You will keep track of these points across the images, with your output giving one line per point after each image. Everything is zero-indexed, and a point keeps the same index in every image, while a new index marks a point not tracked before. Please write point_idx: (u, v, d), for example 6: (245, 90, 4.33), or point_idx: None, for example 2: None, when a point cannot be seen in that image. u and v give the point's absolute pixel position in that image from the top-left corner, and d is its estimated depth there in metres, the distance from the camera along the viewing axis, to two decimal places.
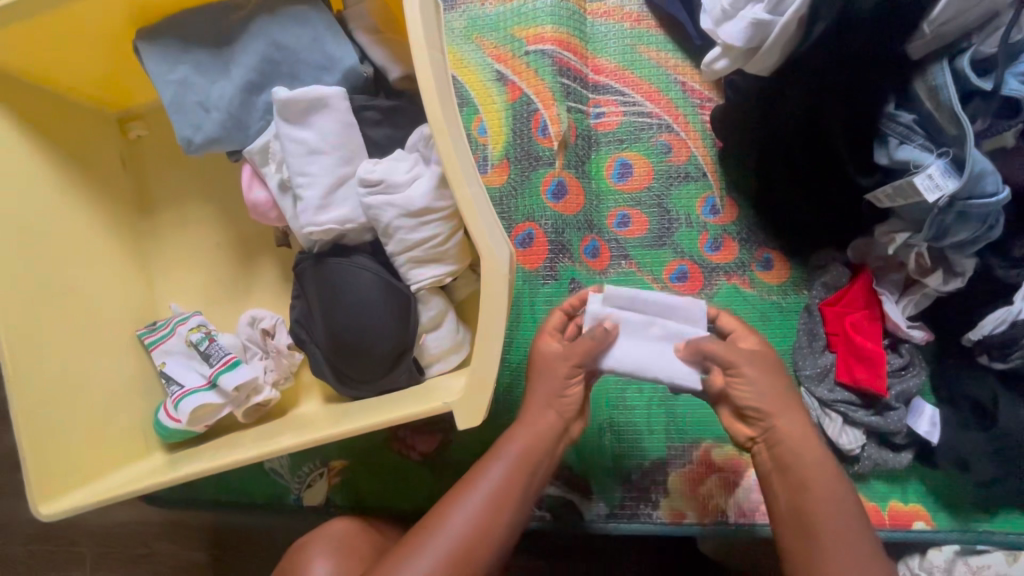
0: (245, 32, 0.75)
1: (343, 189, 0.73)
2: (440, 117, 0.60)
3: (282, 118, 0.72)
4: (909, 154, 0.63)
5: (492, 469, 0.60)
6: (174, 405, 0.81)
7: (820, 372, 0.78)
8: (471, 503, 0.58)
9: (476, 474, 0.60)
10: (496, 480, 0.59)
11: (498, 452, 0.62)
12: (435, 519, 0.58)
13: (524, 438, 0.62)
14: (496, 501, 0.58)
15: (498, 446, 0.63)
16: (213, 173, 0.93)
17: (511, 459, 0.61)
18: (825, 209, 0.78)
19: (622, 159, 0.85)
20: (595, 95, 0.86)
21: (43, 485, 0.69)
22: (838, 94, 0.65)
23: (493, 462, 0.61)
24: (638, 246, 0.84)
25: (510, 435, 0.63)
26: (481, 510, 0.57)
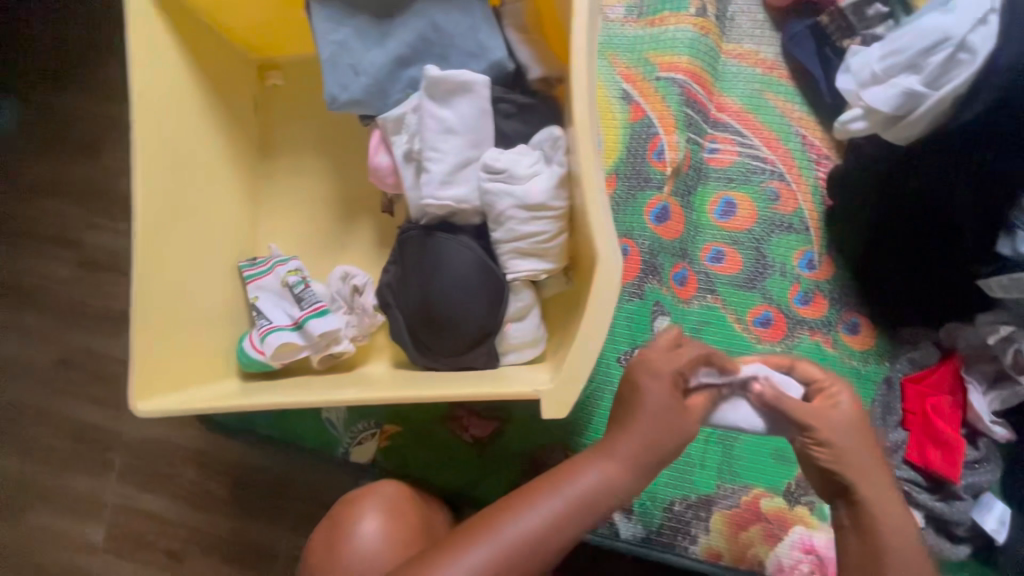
0: (404, 6, 0.78)
1: (467, 170, 0.77)
2: (582, 122, 0.64)
3: (427, 94, 0.75)
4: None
5: (567, 485, 0.58)
6: (260, 337, 0.86)
7: (889, 447, 0.77)
8: (530, 525, 0.57)
9: (543, 494, 0.58)
10: (560, 507, 0.57)
11: (578, 469, 0.60)
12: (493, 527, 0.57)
13: (604, 477, 0.58)
14: (554, 527, 0.57)
15: (574, 472, 0.59)
16: (333, 133, 0.99)
17: (576, 491, 0.58)
18: (935, 282, 0.77)
19: (728, 198, 0.87)
20: (713, 130, 0.88)
21: (142, 392, 0.73)
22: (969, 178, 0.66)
23: (567, 481, 0.59)
24: (729, 285, 0.85)
25: (589, 464, 0.59)
26: (539, 533, 0.56)
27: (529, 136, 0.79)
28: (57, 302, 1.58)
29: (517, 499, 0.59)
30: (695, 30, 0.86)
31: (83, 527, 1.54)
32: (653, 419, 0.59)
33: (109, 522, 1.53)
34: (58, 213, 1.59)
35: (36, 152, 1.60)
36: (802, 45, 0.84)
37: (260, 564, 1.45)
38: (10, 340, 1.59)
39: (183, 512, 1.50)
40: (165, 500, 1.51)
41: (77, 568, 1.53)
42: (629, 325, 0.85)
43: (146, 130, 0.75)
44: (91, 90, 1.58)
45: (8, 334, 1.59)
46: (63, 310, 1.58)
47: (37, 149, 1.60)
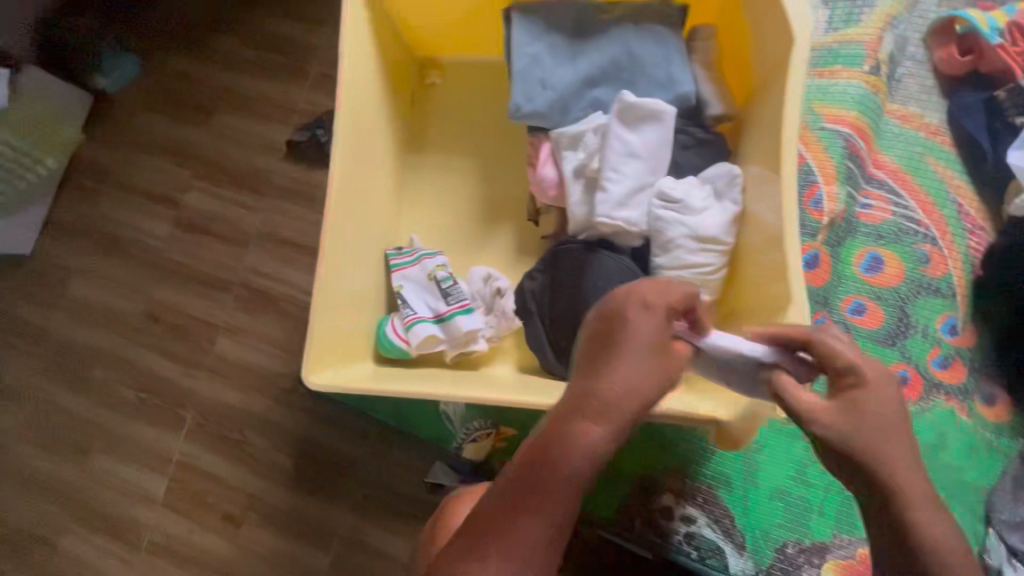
0: (602, 30, 0.81)
1: (642, 195, 0.79)
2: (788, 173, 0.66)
3: (618, 118, 0.78)
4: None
5: (562, 458, 0.45)
6: (404, 326, 0.89)
7: (1018, 521, 0.79)
8: (534, 531, 0.43)
9: (539, 487, 0.44)
10: (558, 490, 0.44)
11: (564, 433, 0.46)
12: (489, 553, 0.42)
13: (606, 442, 0.46)
14: (563, 522, 0.44)
15: (568, 446, 0.45)
16: (484, 136, 1.02)
17: (577, 471, 0.45)
18: None
19: (875, 254, 0.88)
20: (867, 186, 0.89)
21: (316, 370, 0.75)
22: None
23: (559, 454, 0.45)
24: (868, 339, 0.87)
25: (579, 431, 0.46)
26: (543, 536, 0.43)
27: (700, 170, 0.81)
28: (151, 256, 1.61)
29: (507, 503, 0.44)
30: (867, 87, 0.88)
31: (142, 478, 1.54)
32: (644, 349, 0.48)
33: (172, 477, 1.53)
34: (164, 171, 1.63)
35: (152, 109, 1.64)
36: (972, 116, 0.86)
37: (313, 538, 1.44)
38: (101, 288, 1.61)
39: (243, 476, 1.51)
40: (232, 464, 1.51)
41: (135, 518, 1.52)
42: None
43: (348, 118, 0.78)
44: (215, 57, 1.62)
45: (100, 282, 1.61)
46: (156, 266, 1.61)
47: (153, 107, 1.64)
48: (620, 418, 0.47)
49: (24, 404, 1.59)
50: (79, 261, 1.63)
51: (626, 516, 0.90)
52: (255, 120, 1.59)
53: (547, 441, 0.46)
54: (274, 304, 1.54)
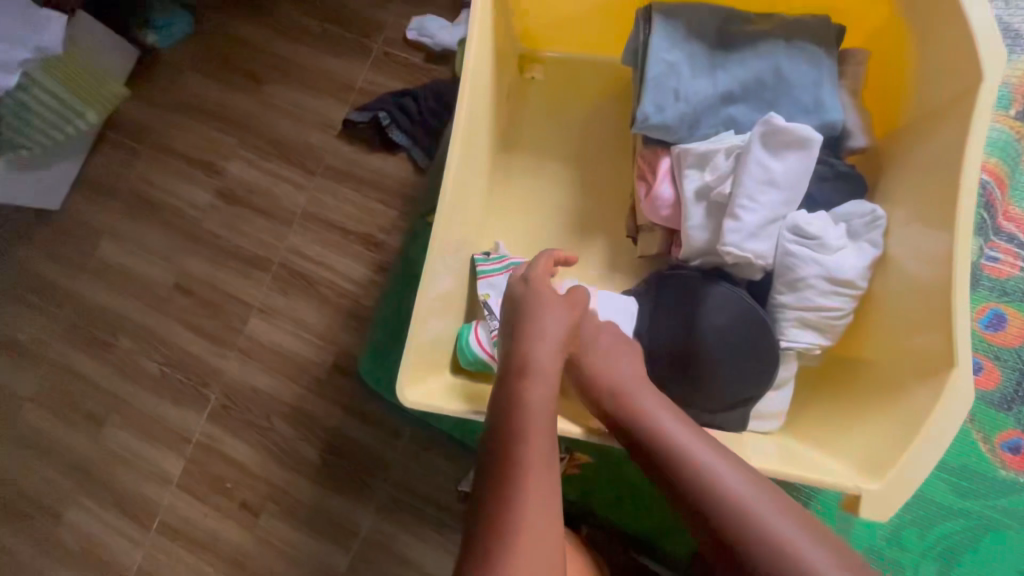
0: (746, 45, 0.76)
1: (773, 227, 0.73)
2: (961, 228, 0.61)
3: (759, 141, 0.71)
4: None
5: (530, 412, 0.59)
6: (491, 341, 0.81)
7: None
8: (523, 484, 0.54)
9: (516, 443, 0.57)
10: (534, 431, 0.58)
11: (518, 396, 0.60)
12: (500, 511, 0.53)
13: (544, 392, 0.61)
14: (545, 462, 0.56)
15: (520, 401, 0.60)
16: (582, 140, 0.96)
17: (540, 418, 0.59)
18: None
19: (998, 310, 0.83)
20: (995, 237, 0.84)
21: (412, 385, 0.71)
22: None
23: (521, 410, 0.59)
24: (984, 401, 0.82)
25: (522, 390, 0.61)
26: (532, 487, 0.54)
27: (835, 206, 0.76)
28: (183, 223, 1.48)
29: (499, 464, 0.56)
30: (1009, 132, 0.84)
31: (158, 456, 1.38)
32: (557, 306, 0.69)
33: (188, 458, 1.38)
34: (207, 137, 1.51)
35: (200, 71, 1.54)
36: None
37: (335, 536, 1.29)
38: (125, 251, 1.48)
39: (267, 466, 1.34)
40: (255, 453, 1.35)
41: (145, 498, 1.37)
42: None
43: (467, 109, 0.72)
44: (271, 22, 1.53)
45: (125, 244, 1.49)
46: (189, 235, 1.47)
47: (201, 68, 1.54)
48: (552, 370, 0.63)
49: (36, 365, 1.46)
50: (107, 221, 1.50)
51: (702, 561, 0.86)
52: (310, 94, 1.49)
53: (503, 401, 0.61)
54: (311, 287, 1.41)
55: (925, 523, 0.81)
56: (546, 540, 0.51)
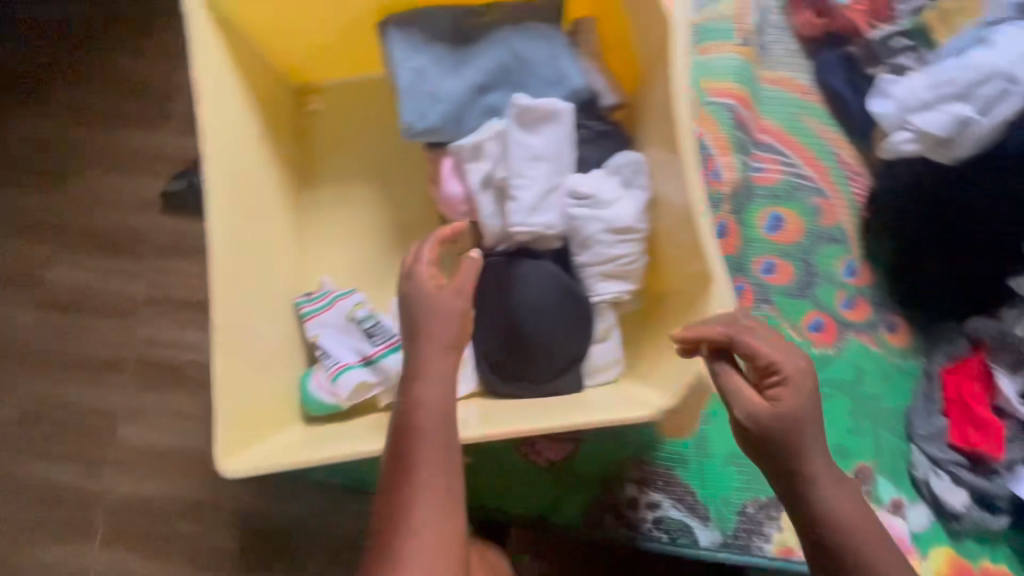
0: (484, 35, 0.79)
1: (551, 196, 0.77)
2: (690, 162, 0.68)
3: (515, 122, 0.76)
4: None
5: (425, 413, 0.61)
6: (330, 378, 0.81)
7: (933, 433, 0.87)
8: (414, 486, 0.58)
9: (414, 445, 0.60)
10: (433, 433, 0.60)
11: (416, 398, 0.62)
12: (395, 510, 0.58)
13: (440, 390, 0.62)
14: (443, 457, 0.60)
15: (416, 403, 0.62)
16: (381, 158, 0.95)
17: (433, 420, 0.61)
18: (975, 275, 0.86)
19: (776, 213, 0.93)
20: (756, 151, 0.94)
21: (231, 454, 0.67)
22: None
23: (418, 413, 0.61)
24: (783, 295, 0.92)
25: (418, 391, 0.62)
26: (424, 485, 0.58)
27: (605, 160, 0.81)
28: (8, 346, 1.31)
29: (396, 466, 0.60)
30: (742, 58, 0.93)
31: None
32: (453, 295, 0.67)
33: None
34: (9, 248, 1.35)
35: None
36: (834, 72, 0.93)
37: None
38: None
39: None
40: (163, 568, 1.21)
41: None
42: None
43: (218, 161, 0.71)
44: (48, 109, 1.39)
45: None
46: (19, 359, 1.30)
47: None
48: (442, 370, 0.63)
49: None
50: None
51: (596, 517, 0.89)
52: (115, 174, 1.36)
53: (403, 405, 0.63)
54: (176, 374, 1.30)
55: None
56: (445, 533, 0.57)
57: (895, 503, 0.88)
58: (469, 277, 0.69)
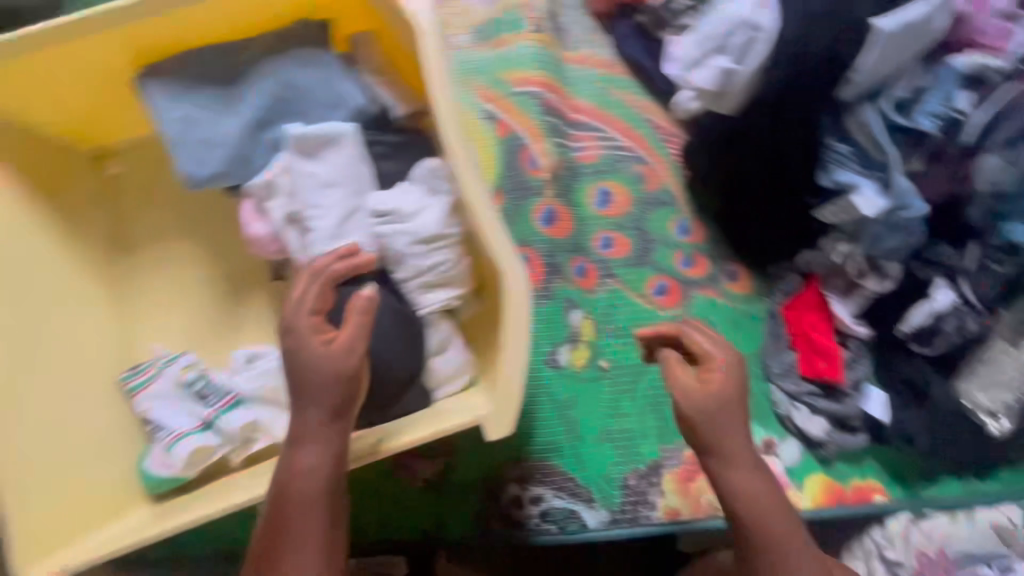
0: (249, 68, 0.76)
1: (353, 220, 0.76)
2: (467, 169, 0.67)
3: (296, 151, 0.75)
4: (908, 186, 0.74)
5: (307, 476, 0.63)
6: (167, 450, 0.78)
7: (786, 369, 0.90)
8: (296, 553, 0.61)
9: (295, 511, 0.62)
10: (317, 495, 0.63)
11: (299, 462, 0.64)
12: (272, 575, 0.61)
13: (326, 449, 0.64)
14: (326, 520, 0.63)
15: (299, 467, 0.63)
16: (198, 209, 0.90)
17: (315, 485, 0.63)
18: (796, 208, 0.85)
19: (603, 188, 0.95)
20: (575, 131, 0.95)
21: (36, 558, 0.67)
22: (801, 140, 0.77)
23: (300, 476, 0.63)
24: (624, 267, 0.93)
25: (302, 455, 0.64)
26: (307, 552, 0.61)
27: (406, 173, 0.78)
28: None
29: (274, 532, 0.62)
30: (540, 46, 0.94)
31: None
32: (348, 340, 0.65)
33: None
34: None
35: None
36: (629, 43, 0.95)
37: None
38: None
39: None
40: None
41: None
42: (544, 328, 0.90)
43: None
44: None
45: None
46: None
47: None
48: (336, 420, 0.64)
49: None
50: None
51: (483, 522, 0.89)
52: None
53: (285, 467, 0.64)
54: None
55: (631, 387, 0.91)
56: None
57: (767, 443, 0.91)
58: (356, 334, 0.65)
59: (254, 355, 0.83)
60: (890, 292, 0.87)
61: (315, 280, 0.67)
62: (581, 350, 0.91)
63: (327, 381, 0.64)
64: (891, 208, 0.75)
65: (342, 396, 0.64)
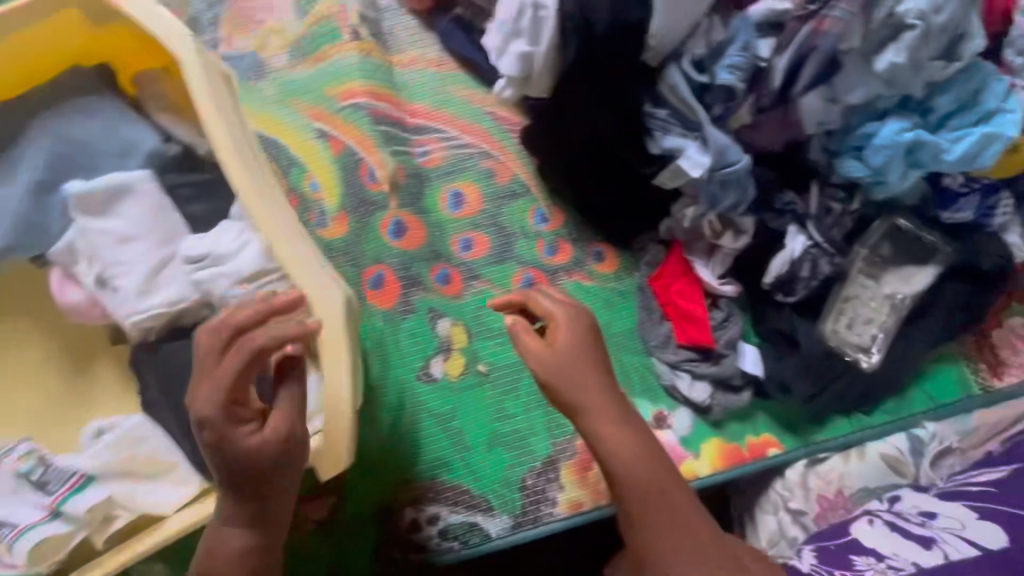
0: (25, 131, 0.73)
1: (167, 270, 0.72)
2: (254, 199, 0.62)
3: (83, 212, 0.70)
4: (726, 141, 0.73)
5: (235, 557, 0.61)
6: (10, 548, 0.70)
7: (663, 340, 0.89)
8: None
9: None
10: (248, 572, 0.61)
11: (227, 543, 0.61)
12: None
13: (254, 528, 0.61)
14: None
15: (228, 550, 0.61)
16: (23, 283, 0.84)
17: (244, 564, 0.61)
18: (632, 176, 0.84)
19: (455, 190, 0.91)
20: (417, 136, 0.92)
21: None
22: (614, 113, 0.75)
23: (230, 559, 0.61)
24: (487, 266, 0.90)
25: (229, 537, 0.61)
26: None
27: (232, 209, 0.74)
28: None
29: None
30: (362, 55, 0.90)
31: None
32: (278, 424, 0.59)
33: None
34: None
35: None
36: (454, 37, 0.92)
37: None
38: None
39: None
40: None
41: None
42: (418, 344, 0.87)
43: None
44: None
45: None
46: None
47: None
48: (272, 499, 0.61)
49: None
50: None
51: (385, 551, 0.86)
52: None
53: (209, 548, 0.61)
54: None
55: (514, 386, 0.89)
56: None
57: (658, 417, 0.88)
58: (291, 415, 0.59)
59: (103, 426, 0.78)
60: (747, 246, 0.87)
61: (240, 356, 0.56)
62: (455, 358, 0.88)
63: (254, 477, 0.58)
64: (715, 166, 0.75)
65: (263, 482, 0.59)
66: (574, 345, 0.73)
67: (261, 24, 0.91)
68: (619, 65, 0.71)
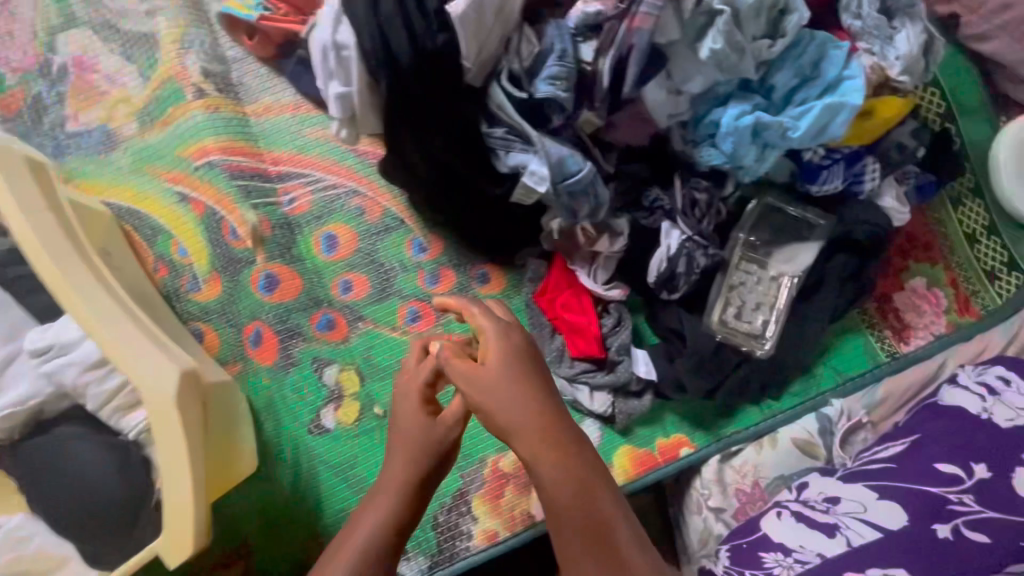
0: None
1: (15, 366, 0.72)
2: (65, 288, 0.60)
3: None
4: (564, 153, 0.72)
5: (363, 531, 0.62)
6: None
7: (557, 355, 0.85)
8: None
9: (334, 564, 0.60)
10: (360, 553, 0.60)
11: (368, 515, 0.64)
12: None
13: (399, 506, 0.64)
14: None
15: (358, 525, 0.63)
16: None
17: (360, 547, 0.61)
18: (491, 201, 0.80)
19: (327, 233, 0.89)
20: (281, 184, 0.90)
21: None
22: (445, 137, 0.72)
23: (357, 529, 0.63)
24: (369, 305, 0.88)
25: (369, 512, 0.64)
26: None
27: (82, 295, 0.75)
28: None
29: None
30: (211, 111, 0.89)
31: None
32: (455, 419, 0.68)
33: None
34: None
35: None
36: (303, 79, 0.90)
37: None
38: None
39: None
40: None
41: None
42: (302, 398, 0.84)
43: None
44: None
45: None
46: None
47: None
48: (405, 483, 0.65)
49: None
50: None
51: None
52: None
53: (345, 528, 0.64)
54: None
55: None
56: None
57: None
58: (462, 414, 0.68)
59: None
60: (626, 248, 0.84)
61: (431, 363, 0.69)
62: (348, 406, 0.85)
63: (435, 459, 0.67)
64: (557, 177, 0.73)
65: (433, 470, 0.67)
66: (506, 360, 0.60)
67: (106, 95, 0.90)
68: (437, 91, 0.69)
